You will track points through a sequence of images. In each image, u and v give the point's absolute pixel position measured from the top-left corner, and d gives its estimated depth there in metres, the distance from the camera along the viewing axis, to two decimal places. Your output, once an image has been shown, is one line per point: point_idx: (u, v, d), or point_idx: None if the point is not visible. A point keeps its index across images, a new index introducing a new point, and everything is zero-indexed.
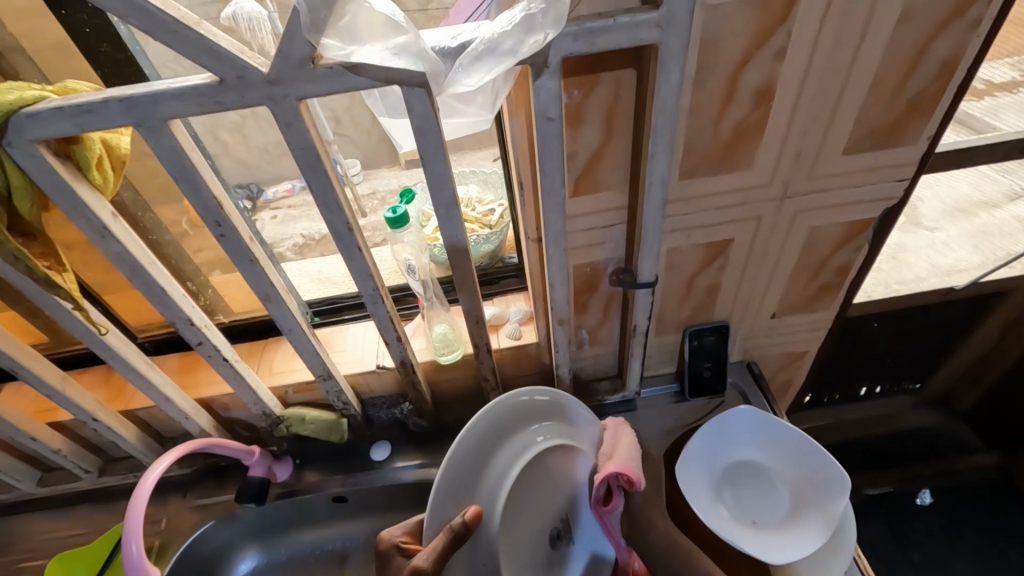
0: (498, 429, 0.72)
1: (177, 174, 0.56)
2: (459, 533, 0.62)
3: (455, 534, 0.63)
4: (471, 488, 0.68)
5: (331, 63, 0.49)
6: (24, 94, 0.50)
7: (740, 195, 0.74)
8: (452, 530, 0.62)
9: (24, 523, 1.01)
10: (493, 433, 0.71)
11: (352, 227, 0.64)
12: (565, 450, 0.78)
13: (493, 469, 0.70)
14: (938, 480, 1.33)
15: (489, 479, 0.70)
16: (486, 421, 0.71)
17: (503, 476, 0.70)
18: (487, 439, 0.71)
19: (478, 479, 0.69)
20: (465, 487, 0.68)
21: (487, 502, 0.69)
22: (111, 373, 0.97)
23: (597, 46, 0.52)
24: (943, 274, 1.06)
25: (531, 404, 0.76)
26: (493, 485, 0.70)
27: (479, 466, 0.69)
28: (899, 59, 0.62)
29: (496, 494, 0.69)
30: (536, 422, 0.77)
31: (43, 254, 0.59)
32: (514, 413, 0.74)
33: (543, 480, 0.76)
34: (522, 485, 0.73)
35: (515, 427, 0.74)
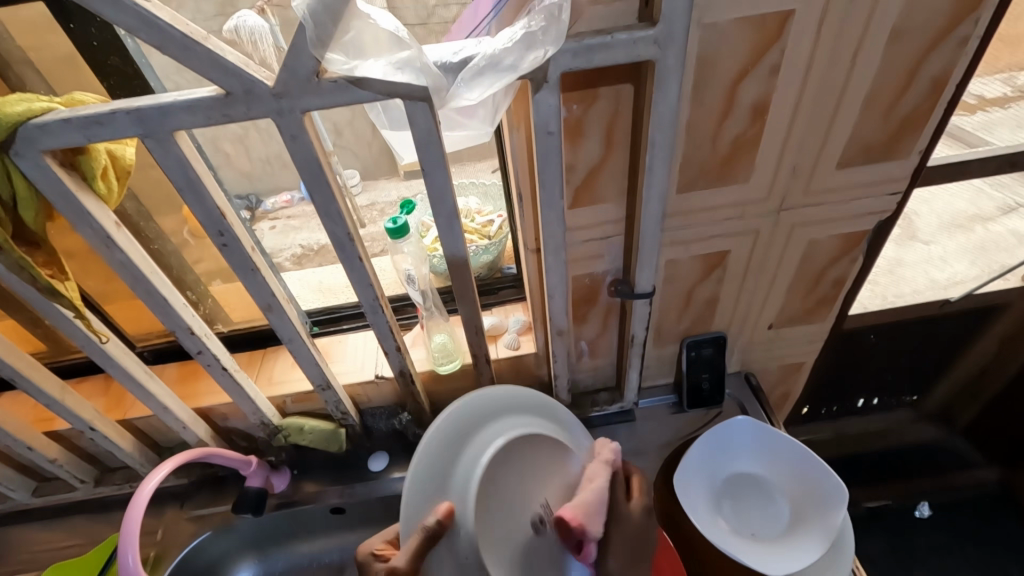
0: (467, 420, 0.69)
1: (182, 185, 0.57)
2: (431, 530, 0.60)
3: (430, 532, 0.59)
4: (443, 483, 0.65)
5: (335, 77, 0.50)
6: (33, 106, 0.51)
7: (737, 207, 0.75)
8: (426, 529, 0.60)
9: (17, 534, 1.00)
10: (464, 420, 0.69)
11: (353, 237, 0.65)
12: (550, 439, 0.74)
13: (467, 456, 0.67)
14: (936, 494, 1.33)
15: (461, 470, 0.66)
16: (458, 410, 0.69)
17: (475, 461, 0.67)
18: (458, 427, 0.68)
19: (449, 472, 0.66)
20: (437, 477, 0.65)
21: (461, 492, 0.65)
22: (110, 382, 0.96)
23: (596, 62, 0.53)
24: (938, 288, 1.07)
25: (506, 391, 0.74)
26: (465, 472, 0.66)
27: (450, 453, 0.66)
28: (891, 76, 0.64)
29: (469, 481, 0.65)
30: (514, 409, 0.74)
31: (46, 262, 0.60)
32: (484, 403, 0.72)
33: (530, 470, 0.71)
34: (500, 473, 0.68)
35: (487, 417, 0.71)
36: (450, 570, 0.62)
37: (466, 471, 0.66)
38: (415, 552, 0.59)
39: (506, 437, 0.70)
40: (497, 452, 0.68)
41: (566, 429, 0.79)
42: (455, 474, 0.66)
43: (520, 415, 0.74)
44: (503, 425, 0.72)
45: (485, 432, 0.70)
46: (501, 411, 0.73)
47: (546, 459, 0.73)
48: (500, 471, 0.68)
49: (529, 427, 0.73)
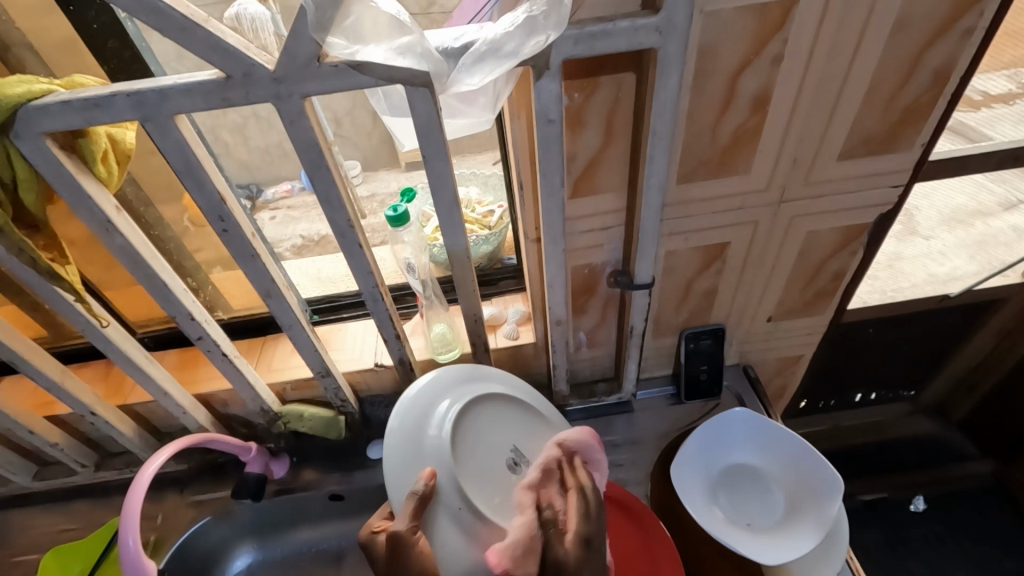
0: (437, 387, 0.72)
1: (182, 169, 0.57)
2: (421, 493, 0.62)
3: (421, 495, 0.61)
4: (418, 445, 0.66)
5: (335, 61, 0.50)
6: (33, 88, 0.51)
7: (737, 199, 0.75)
8: (415, 493, 0.62)
9: (18, 517, 1.00)
10: (429, 387, 0.72)
11: (353, 225, 0.65)
12: (509, 400, 0.78)
13: (436, 419, 0.69)
14: (932, 487, 1.34)
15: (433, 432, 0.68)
16: (421, 382, 0.72)
17: (443, 421, 0.69)
18: (423, 396, 0.70)
19: (422, 434, 0.67)
20: (411, 442, 0.66)
21: (436, 451, 0.66)
22: (110, 367, 0.97)
23: (597, 49, 0.52)
24: (938, 283, 1.08)
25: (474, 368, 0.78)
26: (436, 432, 0.67)
27: (419, 420, 0.68)
28: (893, 68, 0.63)
29: (441, 439, 0.67)
30: (473, 373, 0.77)
31: (47, 245, 0.60)
32: (452, 374, 0.75)
33: (498, 427, 0.75)
34: (468, 429, 0.71)
35: (455, 384, 0.74)
36: (448, 526, 0.63)
37: (437, 431, 0.68)
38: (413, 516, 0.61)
39: (467, 396, 0.73)
40: (462, 410, 0.70)
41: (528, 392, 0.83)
42: (427, 437, 0.67)
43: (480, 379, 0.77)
44: (465, 388, 0.74)
45: (449, 396, 0.72)
46: (462, 377, 0.75)
47: (509, 415, 0.77)
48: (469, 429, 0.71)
49: (489, 389, 0.76)
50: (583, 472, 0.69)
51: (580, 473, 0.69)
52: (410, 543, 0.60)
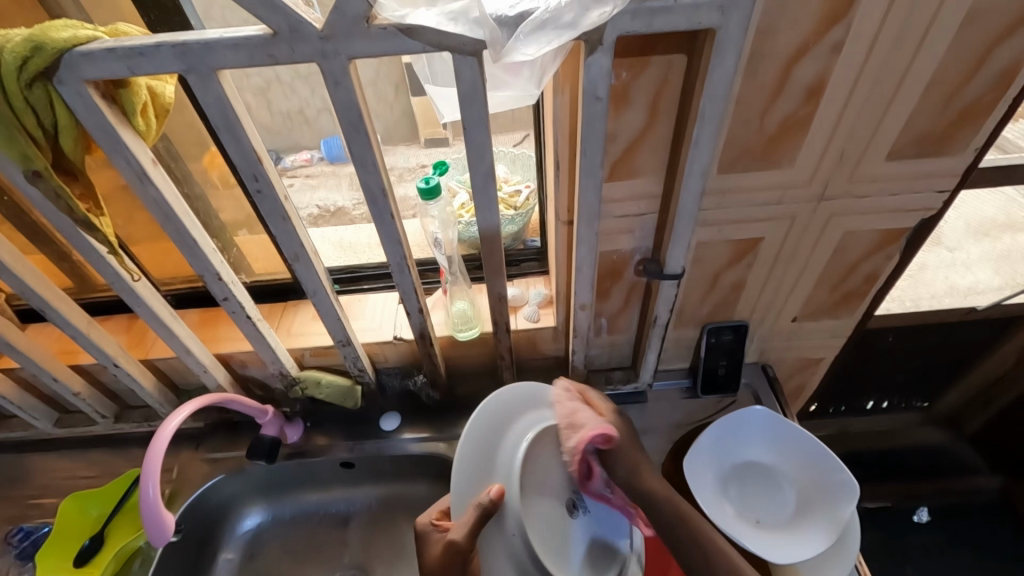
0: (498, 414, 0.72)
1: (220, 125, 0.56)
2: (487, 509, 0.63)
3: (484, 507, 0.63)
4: (487, 472, 0.68)
5: (385, 23, 0.49)
6: (78, 33, 0.50)
7: (776, 193, 0.73)
8: (480, 506, 0.63)
9: (38, 461, 1.03)
10: (499, 410, 0.72)
11: (387, 192, 0.64)
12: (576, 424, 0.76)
13: (512, 436, 0.71)
14: (938, 500, 1.32)
15: (499, 458, 0.69)
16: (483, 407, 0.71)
17: (518, 447, 0.70)
18: (500, 415, 0.72)
19: (490, 459, 0.69)
20: (482, 467, 0.68)
21: (506, 473, 0.68)
22: (134, 321, 0.98)
23: (654, 26, 0.51)
24: (959, 296, 1.07)
25: (531, 389, 0.75)
26: (508, 455, 0.69)
27: (493, 439, 0.70)
28: (956, 63, 0.61)
29: (512, 463, 0.68)
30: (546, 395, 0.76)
31: (82, 195, 0.59)
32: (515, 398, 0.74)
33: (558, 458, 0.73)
34: (544, 458, 0.71)
35: (517, 408, 0.73)
36: (502, 553, 0.66)
37: (510, 450, 0.69)
38: (471, 527, 0.63)
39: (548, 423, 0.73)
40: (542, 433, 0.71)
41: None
42: (500, 455, 0.69)
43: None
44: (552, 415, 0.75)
45: (528, 417, 0.73)
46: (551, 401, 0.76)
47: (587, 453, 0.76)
48: (542, 457, 0.71)
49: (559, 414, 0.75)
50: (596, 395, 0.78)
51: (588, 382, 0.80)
52: (463, 551, 0.63)
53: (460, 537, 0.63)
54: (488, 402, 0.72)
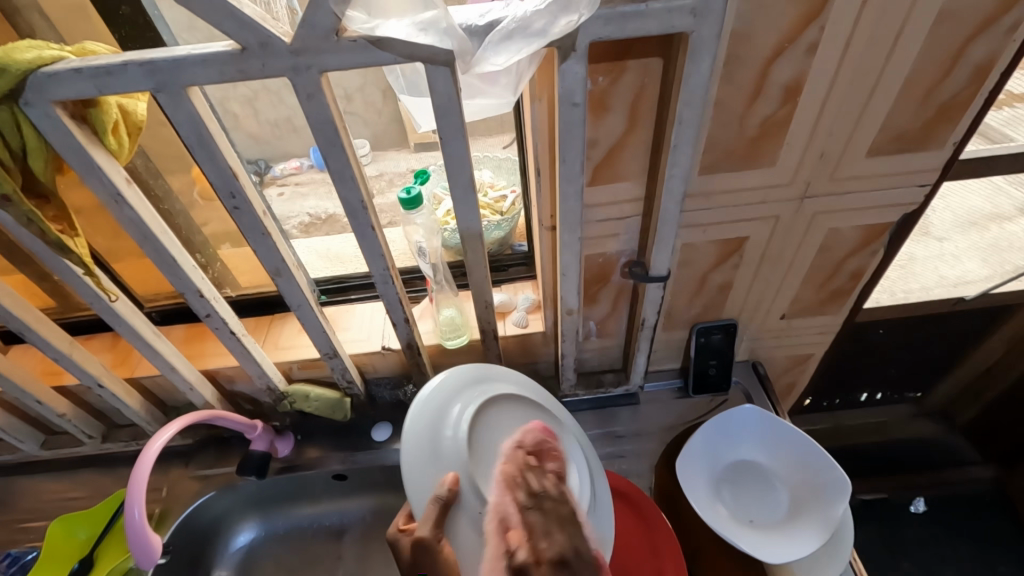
0: (438, 399, 0.69)
1: (193, 142, 0.56)
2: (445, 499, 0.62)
3: (443, 499, 0.62)
4: (435, 457, 0.65)
5: (355, 36, 0.49)
6: (43, 54, 0.49)
7: (758, 193, 0.73)
8: (438, 497, 0.62)
9: (27, 483, 1.02)
10: (439, 393, 0.70)
11: (366, 205, 0.63)
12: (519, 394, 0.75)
13: (452, 420, 0.68)
14: (932, 490, 1.33)
15: (446, 442, 0.66)
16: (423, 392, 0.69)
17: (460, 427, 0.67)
18: (436, 403, 0.69)
19: (436, 445, 0.66)
20: (428, 456, 0.65)
21: (455, 456, 0.65)
22: (118, 340, 0.97)
23: (627, 31, 0.50)
24: (949, 286, 1.07)
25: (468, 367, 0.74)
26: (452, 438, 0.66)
27: (433, 428, 0.67)
28: (933, 60, 0.61)
29: (460, 445, 0.66)
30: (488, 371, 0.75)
31: (56, 216, 0.59)
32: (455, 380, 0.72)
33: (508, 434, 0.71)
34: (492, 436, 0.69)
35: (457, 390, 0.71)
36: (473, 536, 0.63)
37: (454, 433, 0.67)
38: (435, 519, 0.61)
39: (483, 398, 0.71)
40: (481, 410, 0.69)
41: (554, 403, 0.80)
42: (444, 442, 0.66)
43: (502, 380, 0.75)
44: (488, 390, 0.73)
45: (464, 396, 0.71)
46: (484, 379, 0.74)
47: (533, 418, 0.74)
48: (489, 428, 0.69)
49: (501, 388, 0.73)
50: (534, 473, 0.68)
51: (535, 480, 0.67)
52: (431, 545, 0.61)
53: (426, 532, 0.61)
54: (421, 394, 0.70)
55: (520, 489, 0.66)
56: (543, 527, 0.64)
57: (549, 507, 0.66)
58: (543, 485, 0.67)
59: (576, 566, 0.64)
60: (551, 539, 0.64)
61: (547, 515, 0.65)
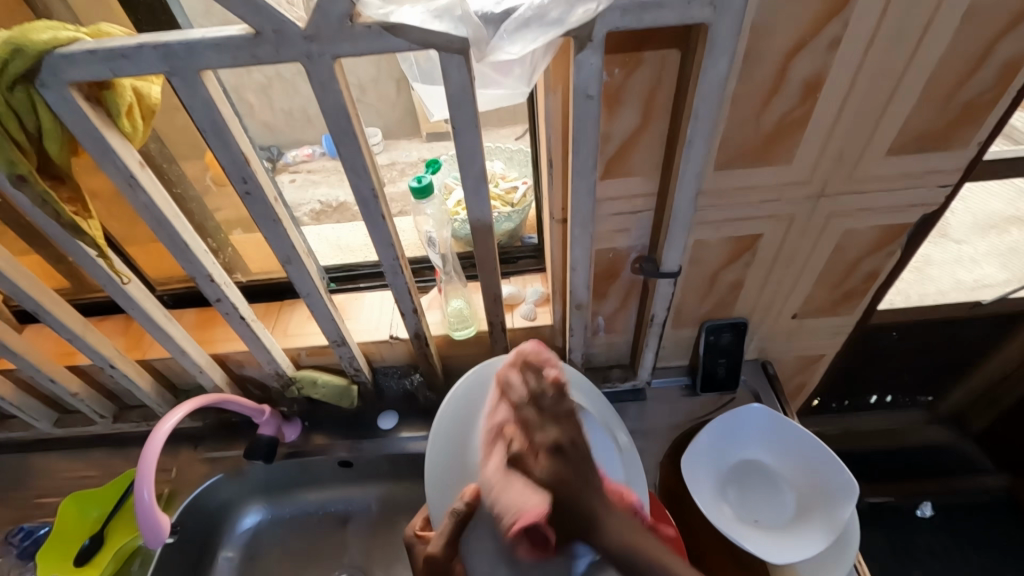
0: (464, 405, 0.72)
1: (206, 127, 0.56)
2: (461, 514, 0.63)
3: (460, 513, 0.63)
4: (463, 464, 0.69)
5: (369, 22, 0.48)
6: (59, 35, 0.49)
7: (773, 191, 0.72)
8: (455, 512, 0.63)
9: (41, 460, 1.04)
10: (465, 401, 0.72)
11: (377, 194, 0.63)
12: None
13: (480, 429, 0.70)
14: (941, 495, 1.31)
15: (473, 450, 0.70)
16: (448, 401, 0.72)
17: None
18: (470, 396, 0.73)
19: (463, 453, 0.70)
20: (454, 454, 0.70)
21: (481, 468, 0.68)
22: (130, 322, 0.98)
23: (646, 22, 0.49)
24: (966, 289, 1.05)
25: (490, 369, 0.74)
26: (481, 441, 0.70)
27: (463, 423, 0.71)
28: (959, 58, 0.59)
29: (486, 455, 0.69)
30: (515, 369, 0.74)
31: (71, 198, 0.59)
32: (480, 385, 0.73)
33: None
34: None
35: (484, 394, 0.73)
36: (489, 546, 0.65)
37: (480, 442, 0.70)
38: (449, 535, 0.63)
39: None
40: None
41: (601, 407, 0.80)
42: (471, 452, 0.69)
43: None
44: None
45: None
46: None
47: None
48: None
49: None
50: (536, 377, 0.67)
51: (528, 380, 0.67)
52: (442, 562, 0.63)
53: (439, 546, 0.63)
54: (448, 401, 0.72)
55: (517, 393, 0.67)
56: (536, 420, 0.64)
57: (545, 404, 0.65)
58: (544, 387, 0.66)
59: (571, 454, 0.62)
60: (546, 429, 0.63)
61: (543, 410, 0.64)
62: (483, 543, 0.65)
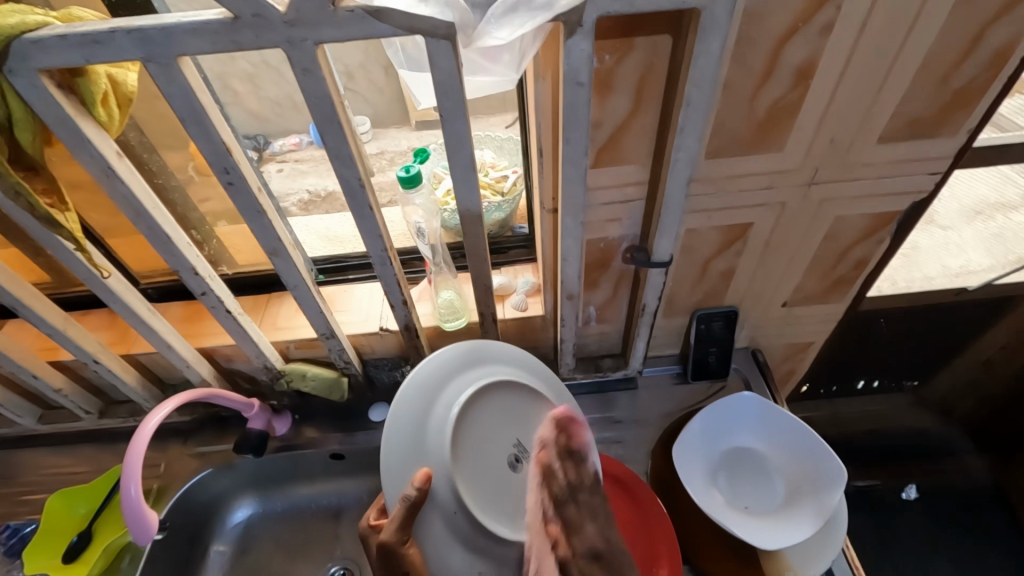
0: (422, 390, 0.68)
1: (185, 116, 0.54)
2: (413, 500, 0.61)
3: (411, 500, 0.62)
4: (419, 448, 0.66)
5: (352, 6, 0.47)
6: (27, 19, 0.47)
7: (765, 178, 0.71)
8: (407, 497, 0.62)
9: (26, 456, 1.02)
10: (423, 384, 0.68)
11: (364, 183, 0.62)
12: (508, 383, 0.73)
13: (439, 413, 0.68)
14: (926, 479, 1.33)
15: (430, 434, 0.66)
16: (407, 382, 0.68)
17: (450, 413, 0.67)
18: (431, 379, 0.69)
19: (419, 438, 0.66)
20: (411, 440, 0.65)
21: (437, 452, 0.65)
22: (114, 317, 0.96)
23: (636, 6, 0.48)
24: (951, 275, 1.06)
25: (451, 353, 0.71)
26: (442, 426, 0.67)
27: (422, 407, 0.67)
28: (951, 43, 0.58)
29: (443, 439, 0.66)
30: (479, 355, 0.74)
31: (45, 189, 0.57)
32: (439, 368, 0.70)
33: (495, 426, 0.71)
34: (474, 426, 0.69)
35: (443, 378, 0.70)
36: (441, 527, 0.65)
37: (439, 426, 0.67)
38: (400, 521, 0.62)
39: (479, 382, 0.71)
40: (474, 395, 0.69)
41: (559, 392, 0.80)
42: (428, 436, 0.66)
43: (490, 364, 0.74)
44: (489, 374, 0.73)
45: (460, 381, 0.71)
46: (487, 358, 0.74)
47: (532, 412, 0.74)
48: (476, 423, 0.69)
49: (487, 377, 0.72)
50: (571, 464, 0.70)
51: (566, 469, 0.69)
52: (395, 545, 0.62)
53: (390, 532, 0.62)
54: (405, 383, 0.68)
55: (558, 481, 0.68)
56: (579, 519, 0.67)
57: (582, 496, 0.69)
58: (579, 476, 0.70)
59: (609, 558, 0.65)
60: (588, 527, 0.67)
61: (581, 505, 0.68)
62: (435, 527, 0.65)
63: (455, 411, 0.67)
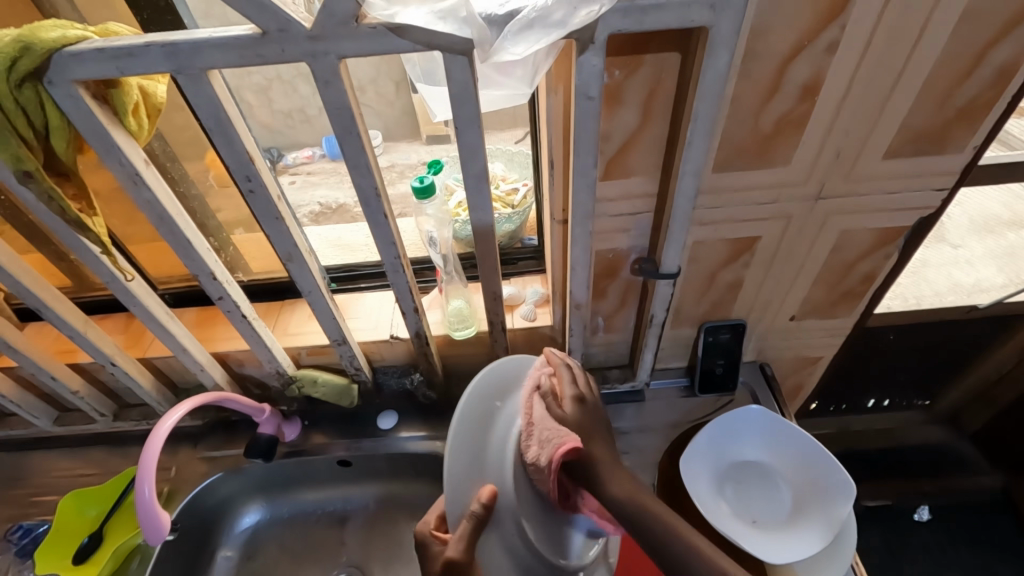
0: (481, 409, 0.65)
1: (211, 125, 0.56)
2: (482, 517, 0.58)
3: (478, 517, 0.58)
4: (480, 466, 0.62)
5: (374, 23, 0.49)
6: (67, 34, 0.50)
7: (772, 191, 0.72)
8: (474, 515, 0.58)
9: (40, 458, 1.04)
10: (480, 403, 0.65)
11: (379, 192, 0.63)
12: None
13: (498, 434, 0.65)
14: (937, 498, 1.32)
15: (490, 453, 0.64)
16: (464, 399, 0.64)
17: (509, 431, 0.65)
18: (487, 398, 0.66)
19: (481, 456, 0.63)
20: (474, 458, 0.62)
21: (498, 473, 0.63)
22: (131, 321, 0.98)
23: (645, 24, 0.50)
24: (962, 293, 1.06)
25: (501, 372, 0.69)
26: (500, 448, 0.64)
27: (483, 426, 0.64)
28: (954, 62, 0.60)
29: (504, 458, 0.64)
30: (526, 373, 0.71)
31: (76, 195, 0.59)
32: (493, 386, 0.67)
33: None
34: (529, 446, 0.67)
35: (497, 397, 0.67)
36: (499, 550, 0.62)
37: (500, 446, 0.64)
38: (467, 540, 0.58)
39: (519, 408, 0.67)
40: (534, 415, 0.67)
41: None
42: (489, 454, 0.63)
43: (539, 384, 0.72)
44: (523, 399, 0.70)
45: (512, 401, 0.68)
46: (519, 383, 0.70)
47: None
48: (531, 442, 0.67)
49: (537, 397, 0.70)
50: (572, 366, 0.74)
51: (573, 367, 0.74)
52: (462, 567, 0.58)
53: (457, 555, 0.57)
54: (461, 403, 0.63)
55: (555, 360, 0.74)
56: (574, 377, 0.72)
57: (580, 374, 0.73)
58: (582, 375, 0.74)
59: (591, 410, 0.69)
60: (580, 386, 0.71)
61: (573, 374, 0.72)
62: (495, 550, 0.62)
63: (514, 431, 0.65)
